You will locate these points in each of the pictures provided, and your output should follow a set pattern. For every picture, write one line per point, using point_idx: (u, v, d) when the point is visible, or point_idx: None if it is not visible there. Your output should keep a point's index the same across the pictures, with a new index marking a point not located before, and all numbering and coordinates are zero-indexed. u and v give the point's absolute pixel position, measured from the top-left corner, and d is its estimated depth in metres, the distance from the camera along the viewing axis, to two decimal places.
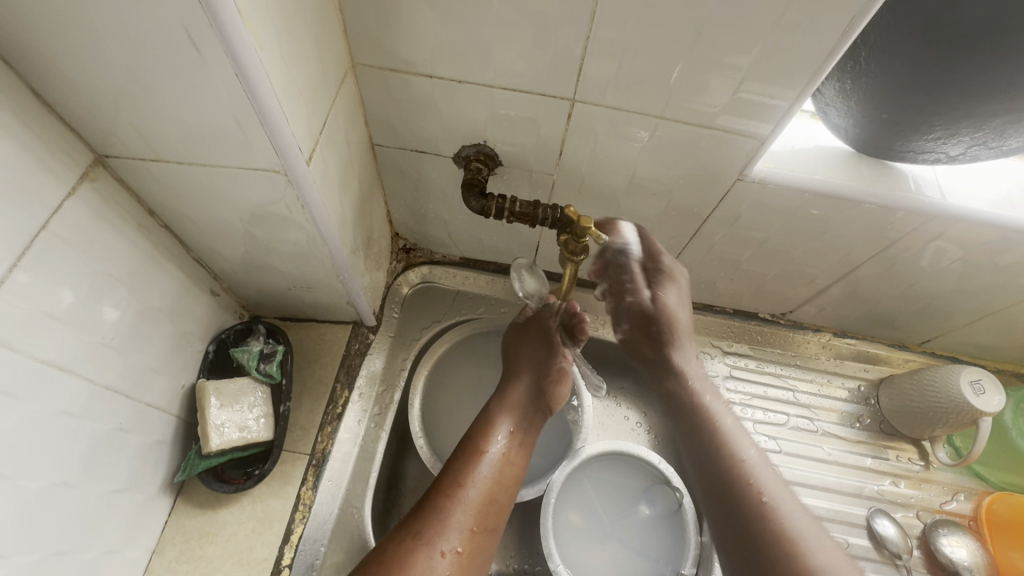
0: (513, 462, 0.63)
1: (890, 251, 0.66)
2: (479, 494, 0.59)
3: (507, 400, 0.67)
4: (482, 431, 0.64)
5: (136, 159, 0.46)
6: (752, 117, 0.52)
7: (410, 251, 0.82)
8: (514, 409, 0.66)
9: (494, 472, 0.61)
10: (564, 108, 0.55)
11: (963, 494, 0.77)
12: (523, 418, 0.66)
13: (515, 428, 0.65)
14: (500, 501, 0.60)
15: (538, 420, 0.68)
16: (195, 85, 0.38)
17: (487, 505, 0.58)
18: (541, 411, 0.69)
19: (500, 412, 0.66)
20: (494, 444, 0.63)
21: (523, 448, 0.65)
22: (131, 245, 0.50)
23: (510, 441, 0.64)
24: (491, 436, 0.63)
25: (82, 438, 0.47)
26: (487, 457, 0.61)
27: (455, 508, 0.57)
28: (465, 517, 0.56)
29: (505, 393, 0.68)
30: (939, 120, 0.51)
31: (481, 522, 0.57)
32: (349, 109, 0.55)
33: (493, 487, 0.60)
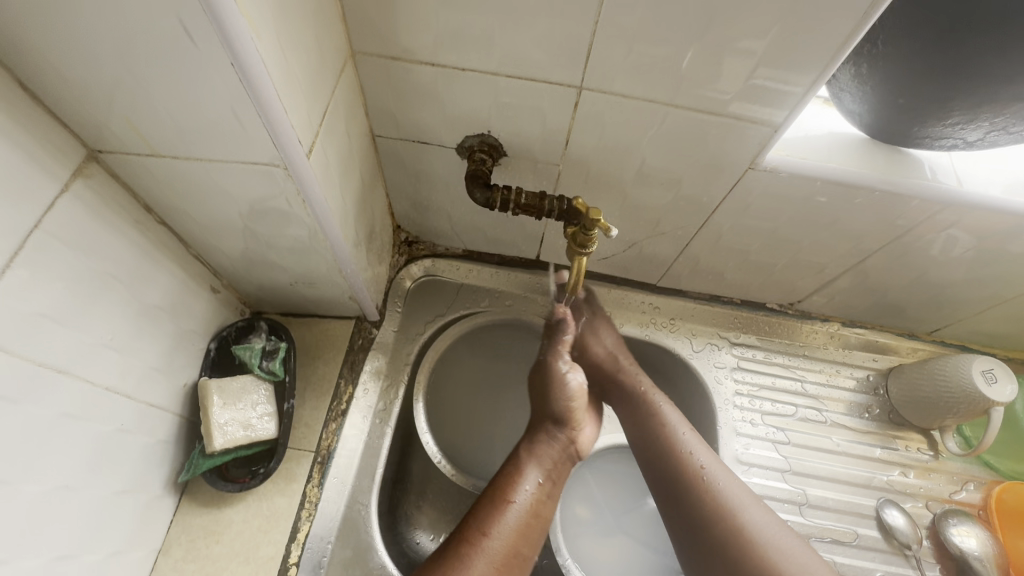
0: (540, 513, 0.63)
1: (903, 240, 0.65)
2: (504, 545, 0.58)
3: (536, 451, 0.67)
4: (508, 476, 0.64)
5: (130, 154, 0.44)
6: (765, 104, 0.50)
7: (413, 243, 0.81)
8: (540, 453, 0.67)
9: (522, 523, 0.60)
10: (571, 96, 0.53)
11: (973, 483, 0.76)
12: (552, 469, 0.67)
13: (543, 479, 0.65)
14: (523, 553, 0.59)
15: (565, 473, 0.69)
16: (189, 76, 0.37)
17: (508, 556, 0.58)
18: (567, 462, 0.69)
19: (528, 462, 0.66)
20: (521, 492, 0.62)
21: (551, 500, 0.65)
22: (128, 242, 0.49)
23: (539, 489, 0.64)
24: (520, 484, 0.63)
25: (83, 440, 0.47)
26: (515, 506, 0.61)
27: (477, 555, 0.56)
28: (487, 565, 0.56)
29: (534, 441, 0.69)
30: (958, 105, 0.49)
31: (503, 572, 0.57)
32: (349, 100, 0.53)
33: (518, 538, 0.59)
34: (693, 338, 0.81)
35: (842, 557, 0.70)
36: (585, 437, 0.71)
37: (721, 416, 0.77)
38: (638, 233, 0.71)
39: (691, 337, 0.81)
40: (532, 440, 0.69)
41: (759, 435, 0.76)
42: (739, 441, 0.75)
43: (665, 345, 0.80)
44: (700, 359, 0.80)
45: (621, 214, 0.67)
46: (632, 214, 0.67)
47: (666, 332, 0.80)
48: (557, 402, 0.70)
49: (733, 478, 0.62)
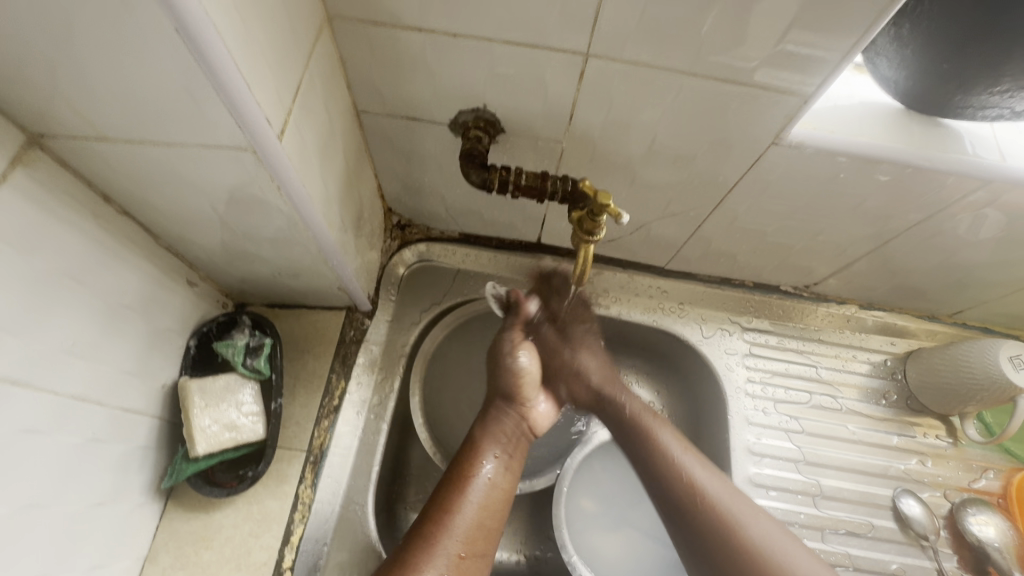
0: (503, 486, 0.59)
1: (934, 219, 0.60)
2: (467, 521, 0.55)
3: (492, 425, 0.64)
4: (467, 453, 0.61)
5: (77, 139, 0.39)
6: (795, 72, 0.45)
7: (406, 227, 0.75)
8: (499, 430, 0.63)
9: (483, 497, 0.57)
10: (576, 65, 0.47)
11: (993, 471, 0.74)
12: (510, 443, 0.63)
13: (502, 452, 0.62)
14: (489, 525, 0.56)
15: (524, 445, 0.65)
16: (129, 46, 0.31)
17: (475, 531, 0.55)
18: (524, 437, 0.65)
19: (489, 436, 0.62)
20: (481, 470, 0.59)
21: (511, 472, 0.61)
22: (84, 237, 0.44)
23: (498, 463, 0.61)
24: (479, 461, 0.60)
25: (48, 455, 0.43)
26: (474, 484, 0.58)
27: (441, 534, 0.53)
28: (453, 543, 0.53)
29: (490, 416, 0.65)
30: (1010, 72, 0.44)
31: (471, 547, 0.54)
32: (327, 72, 0.48)
33: (480, 512, 0.56)
34: (703, 324, 0.77)
35: (856, 549, 0.67)
36: (539, 410, 0.67)
37: (732, 405, 0.73)
38: (647, 215, 0.66)
39: (701, 323, 0.77)
40: (488, 413, 0.65)
41: (771, 424, 0.73)
42: (751, 431, 0.72)
43: (673, 331, 0.76)
44: (710, 346, 0.76)
45: (629, 195, 0.62)
46: (641, 195, 0.62)
47: (674, 317, 0.76)
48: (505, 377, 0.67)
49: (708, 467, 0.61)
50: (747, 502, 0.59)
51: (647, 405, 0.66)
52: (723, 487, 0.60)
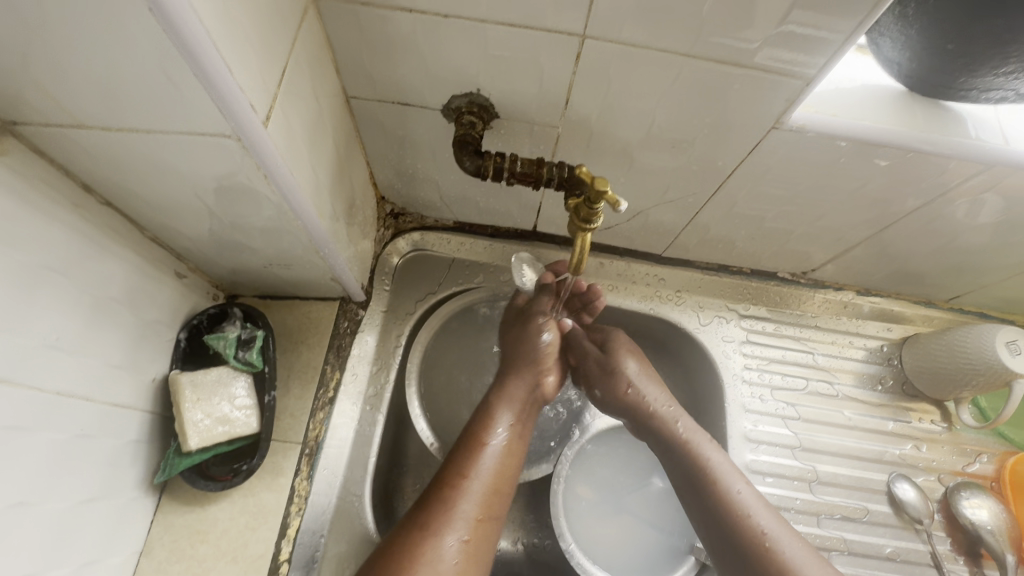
0: (516, 452, 0.59)
1: (935, 204, 0.59)
2: (483, 486, 0.55)
3: (506, 391, 0.63)
4: (482, 418, 0.61)
5: (53, 127, 0.38)
6: (797, 54, 0.44)
7: (399, 216, 0.74)
8: (513, 395, 0.63)
9: (498, 463, 0.58)
10: (572, 47, 0.46)
11: (986, 455, 0.74)
12: (522, 409, 0.63)
13: (515, 420, 0.61)
14: (503, 490, 0.57)
15: (534, 412, 0.65)
16: (100, 27, 0.30)
17: (491, 495, 0.55)
18: (536, 405, 0.65)
19: (503, 402, 0.62)
20: (495, 435, 0.59)
21: (523, 438, 0.61)
22: (65, 228, 0.43)
23: (512, 430, 0.60)
24: (494, 426, 0.60)
25: (36, 452, 0.42)
26: (490, 449, 0.58)
27: (459, 498, 0.54)
28: (472, 506, 0.54)
29: (505, 381, 0.64)
30: (1018, 52, 0.43)
31: (487, 510, 0.54)
32: (315, 55, 0.46)
33: (496, 478, 0.57)
34: (700, 311, 0.76)
35: (852, 534, 0.68)
36: (550, 384, 0.67)
37: (729, 392, 0.73)
38: (644, 201, 0.64)
39: (698, 310, 0.76)
40: (503, 379, 0.65)
41: (768, 411, 0.73)
42: (748, 418, 0.72)
43: (671, 319, 0.75)
44: (707, 333, 0.75)
45: (626, 181, 0.61)
46: (639, 181, 0.61)
47: (672, 305, 0.76)
48: (528, 351, 0.66)
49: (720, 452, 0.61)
50: (761, 499, 0.58)
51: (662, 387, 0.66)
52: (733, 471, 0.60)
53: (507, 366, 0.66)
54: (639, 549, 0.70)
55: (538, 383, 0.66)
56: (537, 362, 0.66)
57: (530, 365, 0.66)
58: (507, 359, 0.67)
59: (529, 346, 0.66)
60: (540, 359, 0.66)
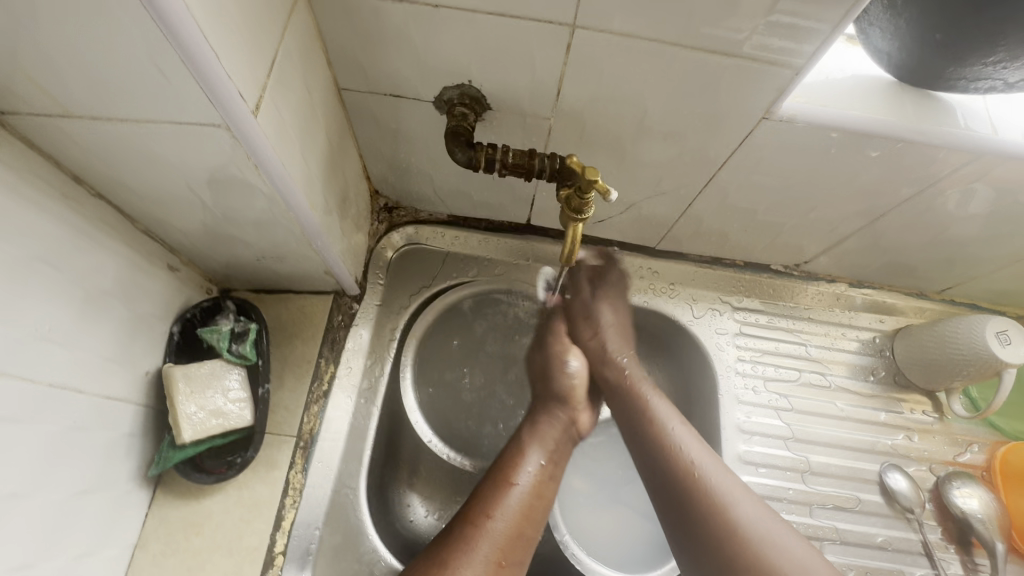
0: (545, 496, 0.59)
1: (925, 195, 0.59)
2: (507, 528, 0.54)
3: (539, 431, 0.63)
4: (513, 456, 0.60)
5: (42, 117, 0.38)
6: (787, 43, 0.44)
7: (393, 210, 0.74)
8: (545, 437, 0.63)
9: (527, 505, 0.57)
10: (563, 37, 0.46)
11: (977, 444, 0.75)
12: (554, 451, 0.62)
13: (545, 463, 0.61)
14: (527, 535, 0.56)
15: (565, 455, 0.64)
16: (87, 14, 0.30)
17: (514, 538, 0.54)
18: (567, 447, 0.65)
19: (534, 443, 0.62)
20: (524, 474, 0.58)
21: (554, 481, 0.61)
22: (55, 219, 0.43)
23: (542, 472, 0.60)
24: (523, 465, 0.59)
25: (28, 444, 0.42)
26: (518, 489, 0.57)
27: (480, 538, 0.53)
28: (493, 548, 0.52)
29: (537, 420, 0.65)
30: (1005, 41, 0.43)
31: (508, 553, 0.53)
32: (305, 45, 0.46)
33: (522, 520, 0.56)
34: (694, 303, 0.77)
35: (844, 523, 0.69)
36: (585, 422, 0.67)
37: (722, 384, 0.74)
38: (637, 194, 0.65)
39: (692, 303, 0.76)
40: (536, 417, 0.65)
41: (761, 402, 0.73)
42: (741, 409, 0.73)
43: (665, 312, 0.76)
44: (700, 325, 0.76)
45: (619, 172, 0.61)
46: (631, 173, 0.61)
47: (665, 298, 0.76)
48: (556, 382, 0.67)
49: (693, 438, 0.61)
50: (720, 466, 0.58)
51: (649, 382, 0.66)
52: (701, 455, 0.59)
53: (541, 403, 0.67)
54: (637, 539, 0.69)
55: (570, 423, 0.65)
56: (568, 399, 0.66)
57: (558, 399, 0.66)
58: (541, 395, 0.68)
59: (555, 378, 0.68)
60: (570, 397, 0.66)
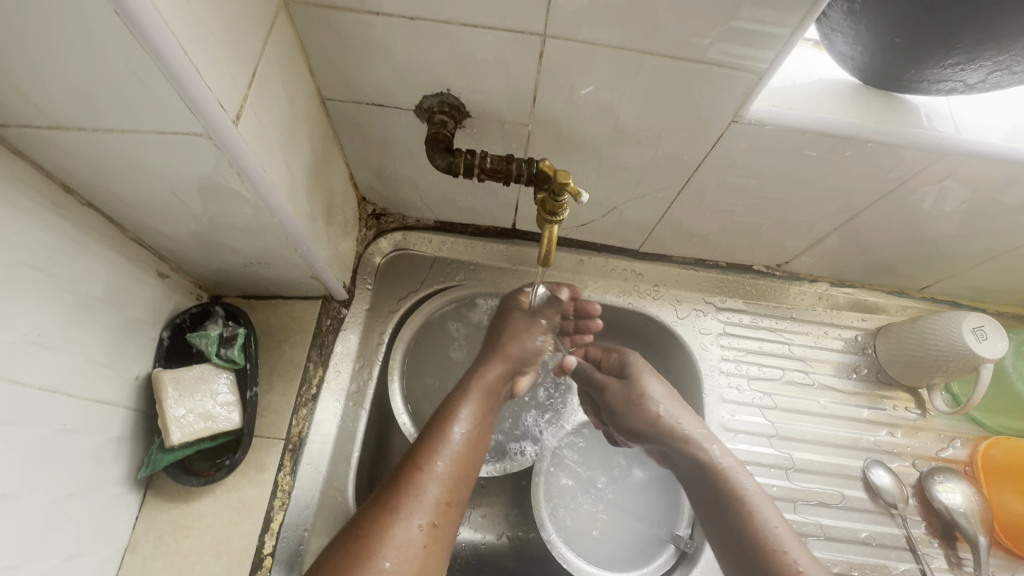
0: (478, 437, 0.61)
1: (896, 194, 0.61)
2: (453, 470, 0.57)
3: (483, 379, 0.66)
4: (457, 398, 0.64)
5: (31, 129, 0.39)
6: (749, 49, 0.46)
7: (381, 216, 0.76)
8: (491, 385, 0.66)
9: (466, 446, 0.59)
10: (535, 47, 0.48)
11: (960, 440, 0.76)
12: (494, 398, 0.66)
13: (483, 408, 0.64)
14: (470, 475, 0.59)
15: (498, 402, 0.67)
16: (71, 30, 0.31)
17: (459, 479, 0.57)
18: (502, 396, 0.68)
19: (472, 390, 0.64)
20: (464, 417, 0.61)
21: (488, 424, 0.64)
22: (44, 227, 0.44)
23: (482, 415, 0.63)
24: (465, 409, 0.62)
25: (18, 445, 0.43)
26: (460, 433, 0.60)
27: (427, 481, 0.55)
28: (440, 490, 0.55)
29: (484, 365, 0.68)
30: (960, 44, 0.45)
31: (454, 493, 0.56)
32: (287, 58, 0.48)
33: (464, 462, 0.59)
34: (678, 304, 0.78)
35: (827, 519, 0.69)
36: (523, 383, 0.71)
37: (707, 383, 0.75)
38: (617, 197, 0.66)
39: (676, 304, 0.78)
40: (486, 366, 0.67)
41: (745, 401, 0.74)
42: (725, 408, 0.74)
43: (649, 313, 0.77)
44: (685, 326, 0.77)
45: (598, 177, 0.63)
46: (610, 177, 0.63)
47: (650, 299, 0.77)
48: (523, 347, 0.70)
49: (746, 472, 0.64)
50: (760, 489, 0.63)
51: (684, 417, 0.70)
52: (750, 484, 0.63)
53: (489, 355, 0.69)
54: (621, 539, 0.71)
55: (513, 376, 0.70)
56: (525, 362, 0.70)
57: (521, 364, 0.70)
58: (501, 347, 0.70)
59: (523, 343, 0.71)
60: (525, 360, 0.70)
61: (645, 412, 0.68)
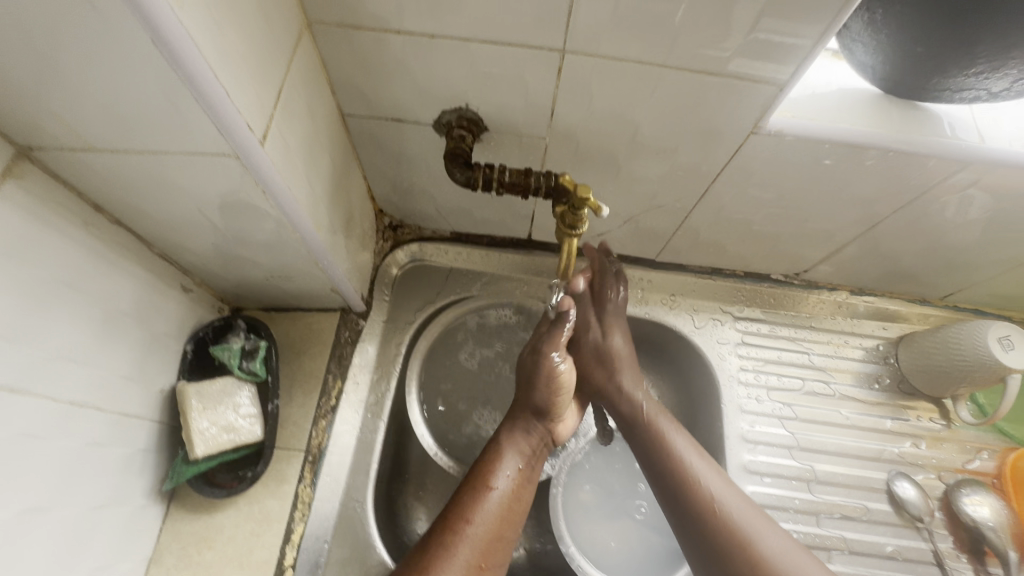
0: (521, 497, 0.60)
1: (918, 203, 0.60)
2: (487, 530, 0.56)
3: (515, 435, 0.64)
4: (489, 461, 0.61)
5: (66, 150, 0.40)
6: (769, 61, 0.45)
7: (398, 227, 0.76)
8: (521, 441, 0.63)
9: (503, 508, 0.58)
10: (554, 62, 0.48)
11: (987, 452, 0.74)
12: (531, 455, 0.63)
13: (520, 468, 0.61)
14: (506, 536, 0.57)
15: (541, 456, 0.65)
16: (107, 56, 0.32)
17: (493, 541, 0.56)
18: (544, 450, 0.66)
19: (509, 449, 0.62)
20: (501, 478, 0.60)
21: (529, 482, 0.62)
22: (75, 244, 0.45)
23: (519, 474, 0.61)
24: (499, 470, 0.60)
25: (49, 458, 0.44)
26: (495, 493, 0.58)
27: (460, 543, 0.54)
28: (472, 553, 0.54)
29: (512, 426, 0.65)
30: (984, 54, 0.45)
31: (487, 557, 0.55)
32: (310, 75, 0.48)
33: (500, 523, 0.57)
34: (695, 314, 0.77)
35: (851, 533, 0.68)
36: (563, 427, 0.67)
37: (726, 393, 0.74)
38: (634, 208, 0.66)
39: (693, 313, 0.77)
40: (512, 423, 0.65)
41: (765, 412, 0.73)
42: (745, 418, 0.73)
43: (666, 323, 0.76)
44: (702, 336, 0.76)
45: (615, 188, 0.63)
46: (627, 189, 0.63)
47: (667, 309, 0.77)
48: (542, 394, 0.64)
49: (710, 465, 0.61)
50: (728, 484, 0.60)
51: (659, 406, 0.65)
52: (723, 486, 0.59)
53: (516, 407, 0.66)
54: (639, 548, 0.70)
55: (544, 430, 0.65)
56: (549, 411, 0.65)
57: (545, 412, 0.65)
58: (522, 401, 0.65)
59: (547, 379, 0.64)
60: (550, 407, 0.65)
61: (603, 371, 0.67)
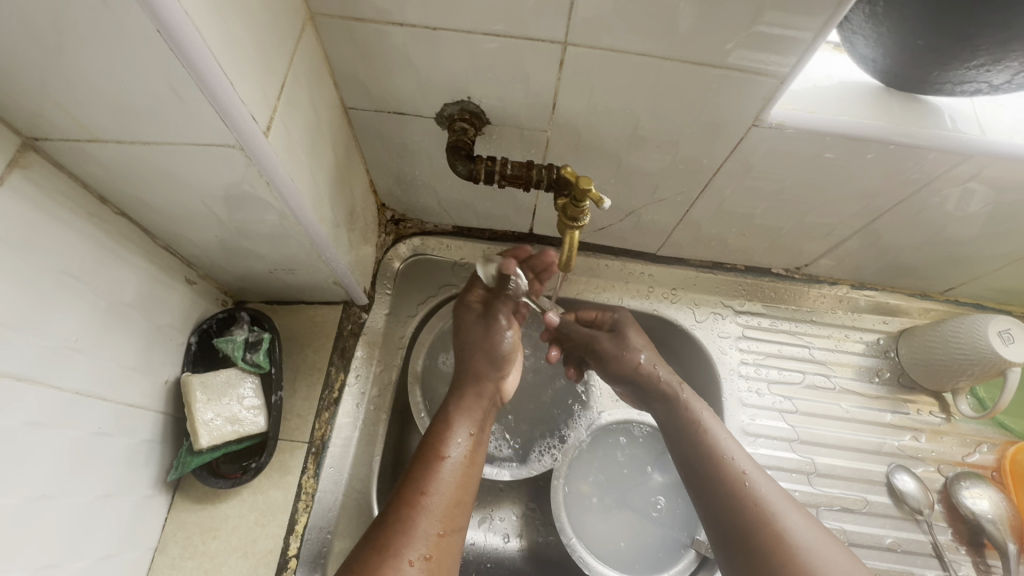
0: (473, 462, 0.60)
1: (918, 196, 0.60)
2: (446, 499, 0.56)
3: (465, 401, 0.64)
4: (438, 431, 0.61)
5: (70, 141, 0.41)
6: (770, 52, 0.45)
7: (400, 222, 0.76)
8: (469, 409, 0.64)
9: (459, 475, 0.58)
10: (556, 54, 0.48)
11: (986, 445, 0.74)
12: (480, 418, 0.64)
13: (471, 434, 0.62)
14: (464, 501, 0.57)
15: (489, 418, 0.66)
16: (112, 46, 0.32)
17: (452, 507, 0.56)
18: (492, 409, 0.67)
19: (457, 416, 0.62)
20: (454, 447, 0.60)
21: (479, 446, 0.62)
22: (80, 235, 0.46)
23: (470, 440, 0.61)
24: (450, 438, 0.60)
25: (57, 446, 0.45)
26: (449, 461, 0.58)
27: (420, 514, 0.53)
28: (432, 522, 0.53)
29: (462, 394, 0.65)
30: (985, 46, 0.45)
31: (449, 524, 0.55)
32: (312, 69, 0.49)
33: (457, 490, 0.57)
34: (696, 308, 0.78)
35: (851, 526, 0.69)
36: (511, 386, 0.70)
37: (726, 387, 0.74)
38: (635, 201, 0.66)
39: (694, 307, 0.78)
40: (462, 394, 0.65)
41: (765, 405, 0.74)
42: (746, 411, 0.73)
43: (667, 316, 0.77)
44: (703, 329, 0.77)
45: (616, 181, 0.63)
46: (628, 182, 0.63)
47: (668, 303, 0.77)
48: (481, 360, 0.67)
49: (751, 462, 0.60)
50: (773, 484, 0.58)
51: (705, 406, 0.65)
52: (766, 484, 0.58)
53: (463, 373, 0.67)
54: (639, 541, 0.70)
55: (491, 395, 0.66)
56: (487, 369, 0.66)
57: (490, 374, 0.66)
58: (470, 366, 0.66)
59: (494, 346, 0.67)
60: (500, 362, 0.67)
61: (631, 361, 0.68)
